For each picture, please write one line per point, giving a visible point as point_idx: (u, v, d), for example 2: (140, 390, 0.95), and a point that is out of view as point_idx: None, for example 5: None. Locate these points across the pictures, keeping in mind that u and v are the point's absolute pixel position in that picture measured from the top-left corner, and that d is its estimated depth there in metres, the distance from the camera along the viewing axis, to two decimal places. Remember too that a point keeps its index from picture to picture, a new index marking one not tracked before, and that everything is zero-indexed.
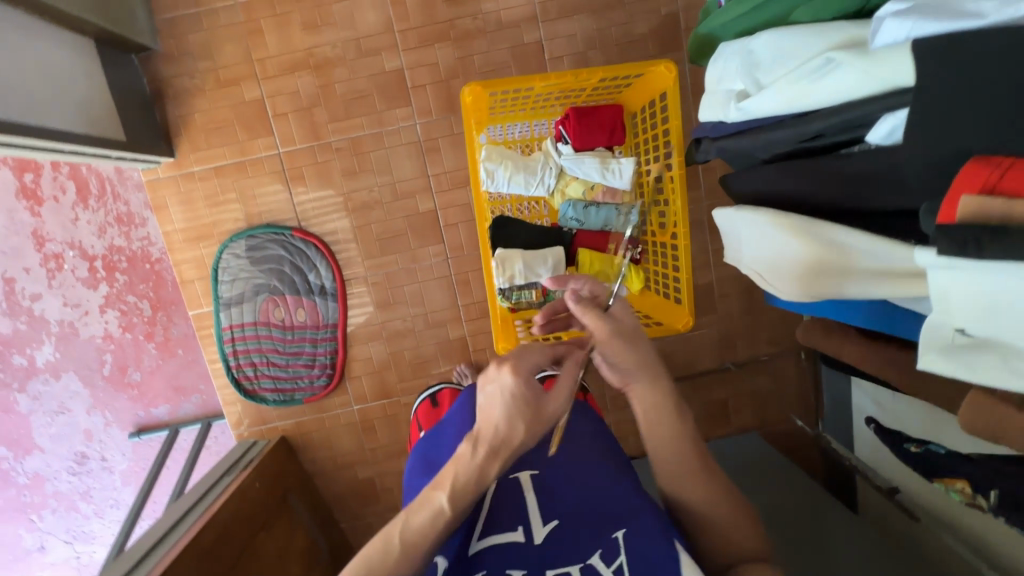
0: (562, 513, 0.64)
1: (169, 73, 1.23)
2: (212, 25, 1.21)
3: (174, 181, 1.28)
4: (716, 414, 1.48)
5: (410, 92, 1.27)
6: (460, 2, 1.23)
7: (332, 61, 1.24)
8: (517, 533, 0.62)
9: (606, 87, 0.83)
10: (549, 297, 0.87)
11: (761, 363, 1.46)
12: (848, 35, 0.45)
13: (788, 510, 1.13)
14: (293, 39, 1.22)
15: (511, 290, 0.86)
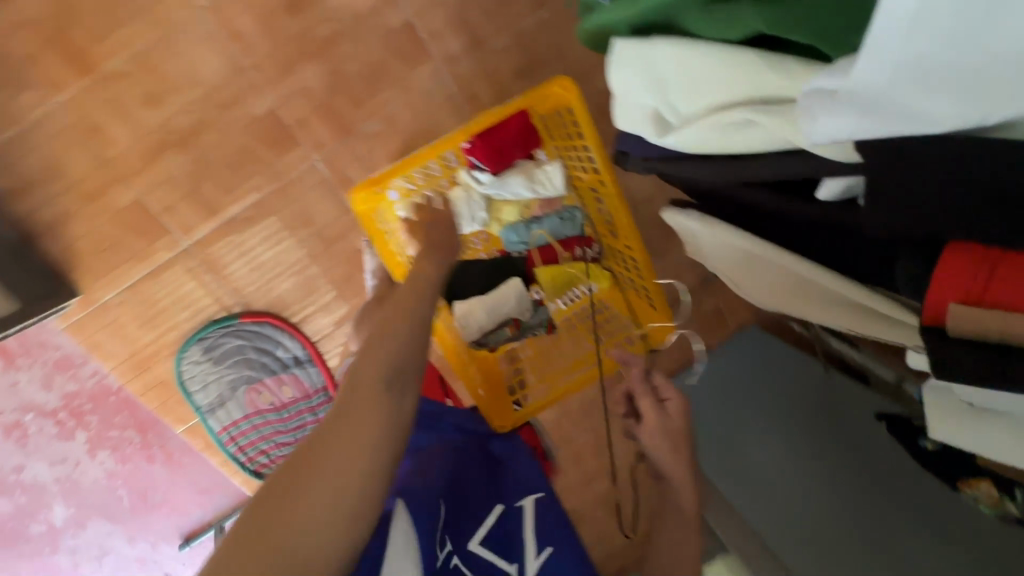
0: (559, 542, 0.67)
1: (24, 210, 1.07)
2: (42, 140, 1.03)
3: (93, 317, 1.16)
4: (713, 322, 1.50)
5: (294, 129, 1.12)
6: (303, 8, 1.05)
7: (195, 128, 1.08)
8: (513, 567, 0.64)
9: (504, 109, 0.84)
10: (524, 328, 0.89)
11: None
12: (767, 93, 0.44)
13: (810, 395, 1.20)
14: (140, 120, 1.05)
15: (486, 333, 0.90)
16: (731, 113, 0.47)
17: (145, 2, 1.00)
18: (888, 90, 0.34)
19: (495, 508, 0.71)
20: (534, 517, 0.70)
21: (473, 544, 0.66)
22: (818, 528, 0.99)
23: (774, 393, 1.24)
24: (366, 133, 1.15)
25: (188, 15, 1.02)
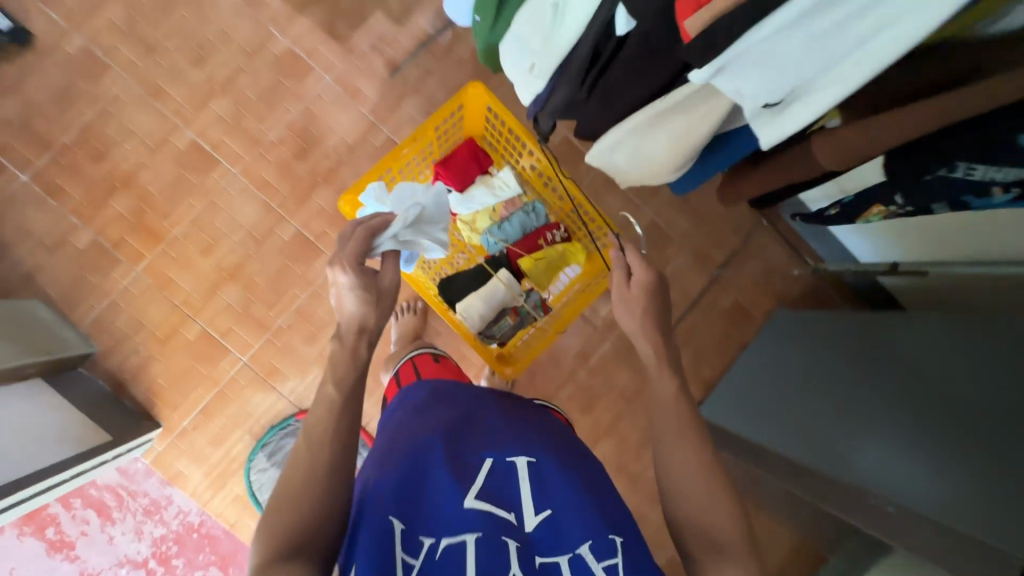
0: (558, 498, 0.65)
1: (116, 362, 1.29)
2: (129, 302, 1.30)
3: (173, 446, 1.31)
4: (738, 317, 1.51)
5: (317, 243, 1.35)
6: (308, 152, 1.35)
7: (241, 263, 1.33)
8: (512, 516, 0.63)
9: (443, 132, 0.94)
10: (523, 314, 0.94)
11: (740, 252, 1.51)
12: None
13: (838, 345, 1.19)
14: (199, 268, 1.32)
15: (490, 327, 0.93)
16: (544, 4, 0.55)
17: (196, 180, 1.32)
18: None
19: (482, 467, 0.67)
20: (529, 477, 0.67)
21: (469, 500, 0.62)
22: (875, 456, 0.94)
23: (819, 359, 1.21)
24: None
25: (226, 181, 1.33)
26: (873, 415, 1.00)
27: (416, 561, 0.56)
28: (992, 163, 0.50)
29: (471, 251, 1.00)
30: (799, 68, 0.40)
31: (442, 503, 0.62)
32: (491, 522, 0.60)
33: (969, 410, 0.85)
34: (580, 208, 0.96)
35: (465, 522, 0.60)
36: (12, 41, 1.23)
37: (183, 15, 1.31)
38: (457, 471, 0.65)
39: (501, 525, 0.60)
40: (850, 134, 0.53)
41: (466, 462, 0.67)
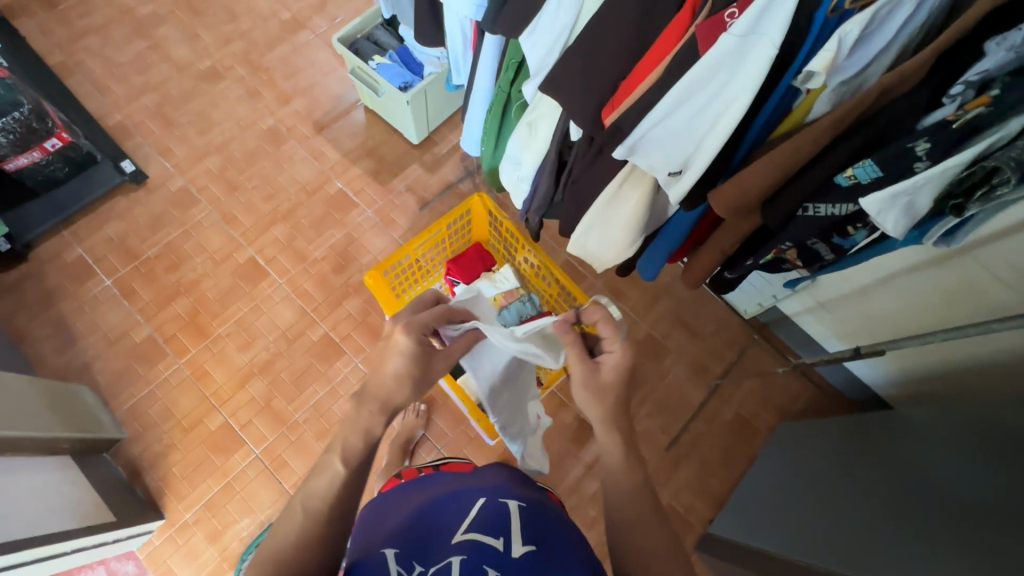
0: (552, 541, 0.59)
1: (139, 450, 1.37)
2: (166, 393, 1.43)
3: (170, 540, 1.31)
4: (744, 429, 1.49)
5: (341, 344, 1.50)
6: (345, 267, 1.57)
7: (271, 359, 1.47)
8: (497, 541, 0.57)
9: (455, 234, 1.18)
10: None
11: (737, 364, 1.55)
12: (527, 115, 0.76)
13: (846, 456, 1.18)
14: (234, 363, 1.46)
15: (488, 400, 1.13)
16: (523, 127, 0.77)
17: (247, 288, 1.54)
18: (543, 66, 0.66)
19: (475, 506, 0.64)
20: (520, 518, 0.62)
21: (458, 535, 0.59)
22: (877, 539, 0.90)
23: (827, 462, 1.21)
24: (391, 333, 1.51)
25: (272, 290, 1.54)
26: (881, 509, 0.98)
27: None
28: (829, 200, 0.56)
29: None
30: (684, 143, 0.58)
31: (432, 544, 0.59)
32: (476, 549, 0.56)
33: (972, 511, 0.84)
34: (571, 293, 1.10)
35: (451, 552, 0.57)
36: (132, 180, 1.59)
37: (263, 165, 1.67)
38: (450, 517, 0.63)
39: (484, 551, 0.56)
40: (731, 190, 0.59)
41: (462, 504, 0.65)
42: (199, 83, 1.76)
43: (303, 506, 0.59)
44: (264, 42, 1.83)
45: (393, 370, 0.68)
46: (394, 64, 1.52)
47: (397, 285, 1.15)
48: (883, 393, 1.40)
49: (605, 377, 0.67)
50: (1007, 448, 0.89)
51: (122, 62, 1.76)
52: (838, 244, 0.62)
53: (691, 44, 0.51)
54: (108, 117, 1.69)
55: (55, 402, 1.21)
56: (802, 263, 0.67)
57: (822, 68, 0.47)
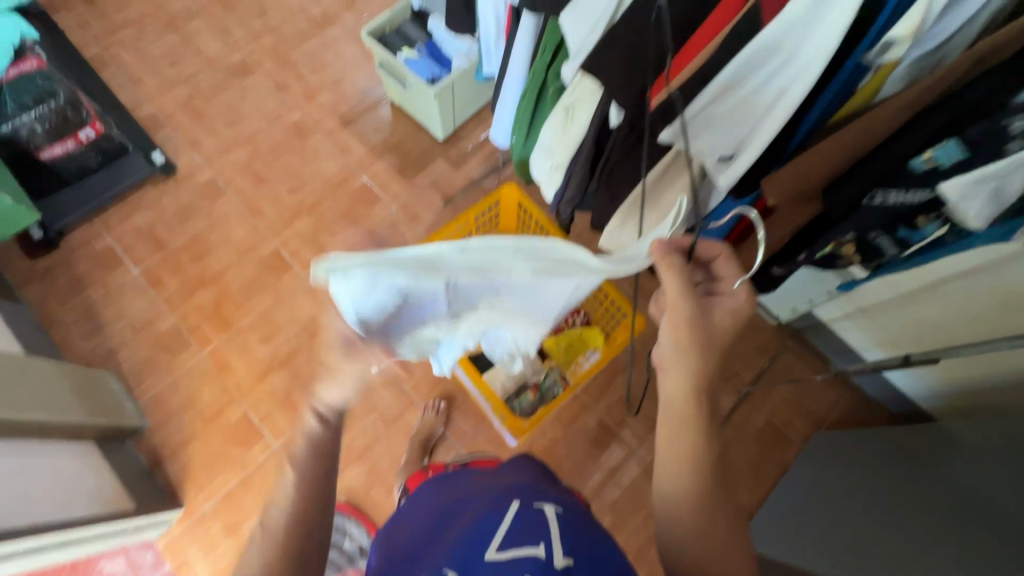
0: (591, 550, 0.55)
1: (161, 438, 1.38)
2: (188, 382, 1.43)
3: (188, 531, 1.30)
4: (774, 438, 1.43)
5: None
6: None
7: (292, 352, 1.46)
8: (538, 550, 0.52)
9: (483, 226, 1.15)
10: (543, 389, 1.11)
11: (769, 371, 1.49)
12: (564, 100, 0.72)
13: (883, 469, 1.12)
14: (255, 355, 1.46)
15: (513, 399, 1.10)
16: (559, 112, 0.74)
17: (270, 280, 1.54)
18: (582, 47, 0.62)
19: (509, 509, 0.59)
20: (556, 525, 0.57)
21: (494, 547, 0.54)
22: (923, 554, 0.84)
23: (867, 472, 1.14)
24: None
25: (294, 283, 1.54)
26: (923, 519, 0.92)
27: None
28: (900, 187, 0.51)
29: None
30: (737, 125, 0.54)
31: (467, 551, 0.54)
32: (514, 562, 0.51)
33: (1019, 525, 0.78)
34: (603, 289, 1.08)
35: (489, 568, 0.51)
36: (161, 171, 1.60)
37: (290, 158, 1.67)
38: (483, 520, 0.58)
39: (529, 563, 0.51)
40: (790, 172, 0.55)
41: (493, 507, 0.61)
42: (229, 77, 1.77)
43: (265, 519, 0.60)
44: (294, 37, 1.83)
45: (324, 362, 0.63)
46: (422, 57, 1.50)
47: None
48: (926, 405, 1.32)
49: (720, 320, 0.63)
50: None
51: (155, 55, 1.79)
52: (904, 237, 0.57)
53: (754, 13, 0.48)
54: (141, 109, 1.71)
55: (81, 388, 1.22)
56: (861, 259, 0.62)
57: (908, 33, 0.44)
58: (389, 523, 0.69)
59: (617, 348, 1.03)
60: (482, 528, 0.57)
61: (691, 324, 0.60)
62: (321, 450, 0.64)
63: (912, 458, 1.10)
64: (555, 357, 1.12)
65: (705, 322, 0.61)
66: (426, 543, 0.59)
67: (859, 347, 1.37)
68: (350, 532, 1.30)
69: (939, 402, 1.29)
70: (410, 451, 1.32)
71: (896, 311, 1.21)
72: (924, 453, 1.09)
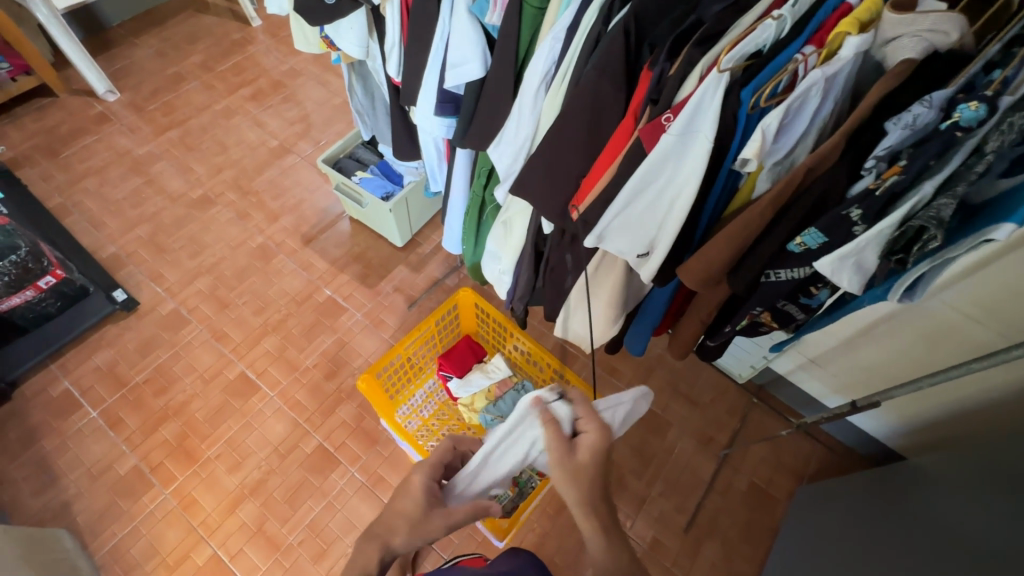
0: None
1: None
2: (150, 528, 1.34)
3: None
4: (759, 499, 1.43)
5: (337, 453, 1.44)
6: (337, 372, 1.57)
7: (263, 478, 1.41)
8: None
9: (446, 327, 1.20)
10: (520, 484, 1.12)
11: (741, 430, 1.52)
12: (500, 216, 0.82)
13: (867, 514, 1.13)
14: (223, 487, 1.40)
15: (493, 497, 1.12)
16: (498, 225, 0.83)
17: (237, 404, 1.51)
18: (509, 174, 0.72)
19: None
20: None
21: None
22: None
23: (850, 520, 1.16)
24: (387, 437, 1.47)
25: (263, 404, 1.52)
26: (902, 561, 0.93)
27: None
28: (787, 266, 0.61)
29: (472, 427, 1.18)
30: (645, 230, 0.63)
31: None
32: None
33: (981, 550, 0.81)
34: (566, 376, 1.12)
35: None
36: (123, 308, 1.61)
37: (254, 280, 1.72)
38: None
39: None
40: (697, 263, 0.63)
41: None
42: (191, 211, 1.85)
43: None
44: (253, 168, 1.96)
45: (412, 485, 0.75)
46: (376, 177, 1.63)
47: (391, 385, 1.16)
48: (893, 444, 1.37)
49: (581, 455, 0.72)
50: (1013, 484, 0.87)
51: (118, 198, 1.87)
52: (807, 304, 0.66)
53: (638, 142, 0.58)
54: (103, 250, 1.75)
55: (32, 552, 1.13)
56: (778, 325, 0.70)
57: (754, 156, 0.53)
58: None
59: None
60: None
61: (565, 476, 0.71)
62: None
63: (887, 502, 1.12)
64: None
65: (570, 462, 0.71)
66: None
67: (818, 395, 1.44)
68: None
69: (903, 440, 1.34)
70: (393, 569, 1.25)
71: (841, 358, 1.29)
72: (897, 494, 1.12)
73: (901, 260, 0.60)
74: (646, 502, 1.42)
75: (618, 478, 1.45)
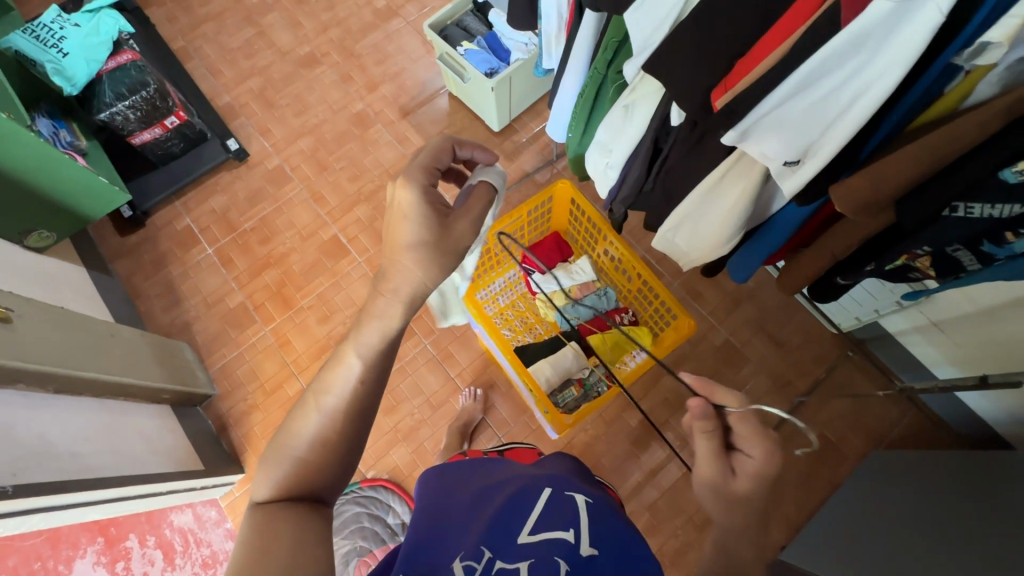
0: (610, 550, 0.53)
1: (227, 407, 1.49)
2: (252, 356, 1.53)
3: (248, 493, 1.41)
4: (826, 452, 1.37)
5: (412, 325, 1.53)
6: None
7: (347, 334, 1.54)
8: (568, 535, 0.53)
9: (536, 221, 1.18)
10: (587, 385, 1.11)
11: (825, 381, 1.42)
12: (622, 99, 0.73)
13: (949, 493, 1.04)
14: (313, 334, 1.54)
15: (557, 393, 1.10)
16: (616, 109, 0.74)
17: (329, 264, 1.61)
18: (648, 46, 0.63)
19: (541, 494, 0.58)
20: (586, 515, 0.57)
21: (524, 536, 0.53)
22: None
23: (920, 495, 1.08)
24: (461, 319, 1.52)
25: (352, 268, 1.61)
26: (984, 553, 0.84)
27: (479, 567, 0.50)
28: (985, 200, 0.51)
29: (548, 323, 1.20)
30: (806, 130, 0.56)
31: (500, 531, 0.53)
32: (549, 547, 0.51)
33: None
34: (652, 289, 1.09)
35: (518, 552, 0.51)
36: (235, 157, 1.71)
37: (352, 147, 1.74)
38: (516, 497, 0.57)
39: (559, 547, 0.52)
40: (861, 181, 0.57)
41: (527, 483, 0.61)
42: (299, 68, 1.85)
43: (319, 404, 0.61)
44: (359, 29, 1.89)
45: (412, 239, 0.65)
46: (482, 49, 1.51)
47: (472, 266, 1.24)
48: (1002, 430, 1.22)
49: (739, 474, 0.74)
50: None
51: (233, 47, 1.90)
52: (988, 252, 0.56)
53: (831, 18, 0.48)
54: (219, 99, 1.83)
55: (160, 354, 1.34)
56: (935, 272, 0.63)
57: (1003, 38, 0.45)
58: (429, 475, 0.65)
59: (662, 348, 1.04)
60: (513, 505, 0.56)
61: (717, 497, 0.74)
62: (385, 351, 0.63)
63: (973, 485, 1.02)
64: (601, 353, 1.11)
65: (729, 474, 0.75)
66: (455, 521, 0.58)
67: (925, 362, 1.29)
68: (391, 508, 1.36)
69: (1017, 429, 1.18)
70: (451, 435, 1.36)
71: (971, 329, 1.12)
72: (989, 480, 1.01)
73: None
74: None
75: (681, 401, 1.43)
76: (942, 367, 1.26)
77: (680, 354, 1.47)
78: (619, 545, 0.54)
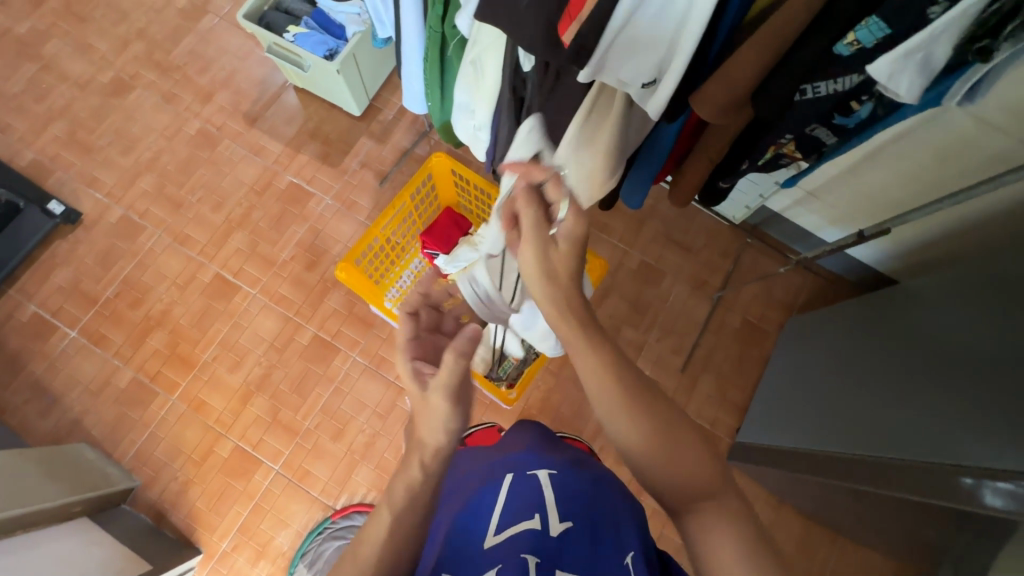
0: (582, 518, 0.52)
1: (158, 492, 1.34)
2: (167, 431, 1.37)
3: (214, 571, 1.30)
4: (752, 333, 1.48)
5: (334, 342, 1.43)
6: (317, 263, 1.49)
7: (266, 373, 1.41)
8: (535, 522, 0.51)
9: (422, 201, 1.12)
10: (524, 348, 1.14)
11: (736, 271, 1.51)
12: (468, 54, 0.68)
13: (857, 337, 1.15)
14: (229, 385, 1.40)
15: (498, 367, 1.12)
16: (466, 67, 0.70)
17: (221, 307, 1.46)
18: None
19: (505, 486, 0.57)
20: (553, 491, 0.55)
21: (490, 536, 0.50)
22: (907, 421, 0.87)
23: (836, 347, 1.19)
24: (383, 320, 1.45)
25: (249, 302, 1.46)
26: (903, 383, 0.94)
27: None
28: (827, 77, 0.54)
29: None
30: (654, 46, 0.55)
31: (464, 538, 0.51)
32: (515, 541, 0.48)
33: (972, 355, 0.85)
34: None
35: (486, 556, 0.48)
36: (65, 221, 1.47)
37: (203, 173, 1.54)
38: (478, 497, 0.55)
39: (522, 540, 0.48)
40: (717, 87, 0.58)
41: (488, 481, 0.60)
42: (109, 98, 1.59)
43: None
44: (165, 37, 1.64)
45: None
46: (313, 30, 1.37)
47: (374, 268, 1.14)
48: (883, 268, 1.38)
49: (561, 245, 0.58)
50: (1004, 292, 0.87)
51: (16, 93, 1.58)
52: (840, 125, 0.61)
53: None
54: (20, 158, 1.53)
55: (51, 467, 1.16)
56: (801, 153, 0.66)
57: None
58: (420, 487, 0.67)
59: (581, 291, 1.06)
60: (483, 509, 0.54)
61: (533, 280, 0.58)
62: None
63: (874, 322, 1.13)
64: None
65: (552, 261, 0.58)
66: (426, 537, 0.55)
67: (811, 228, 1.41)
68: None
69: (896, 264, 1.34)
70: None
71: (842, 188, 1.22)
72: (886, 314, 1.12)
73: (983, 48, 0.55)
74: (646, 349, 1.47)
75: (616, 330, 1.47)
76: (826, 230, 1.38)
77: (604, 288, 1.50)
78: (590, 511, 0.53)
